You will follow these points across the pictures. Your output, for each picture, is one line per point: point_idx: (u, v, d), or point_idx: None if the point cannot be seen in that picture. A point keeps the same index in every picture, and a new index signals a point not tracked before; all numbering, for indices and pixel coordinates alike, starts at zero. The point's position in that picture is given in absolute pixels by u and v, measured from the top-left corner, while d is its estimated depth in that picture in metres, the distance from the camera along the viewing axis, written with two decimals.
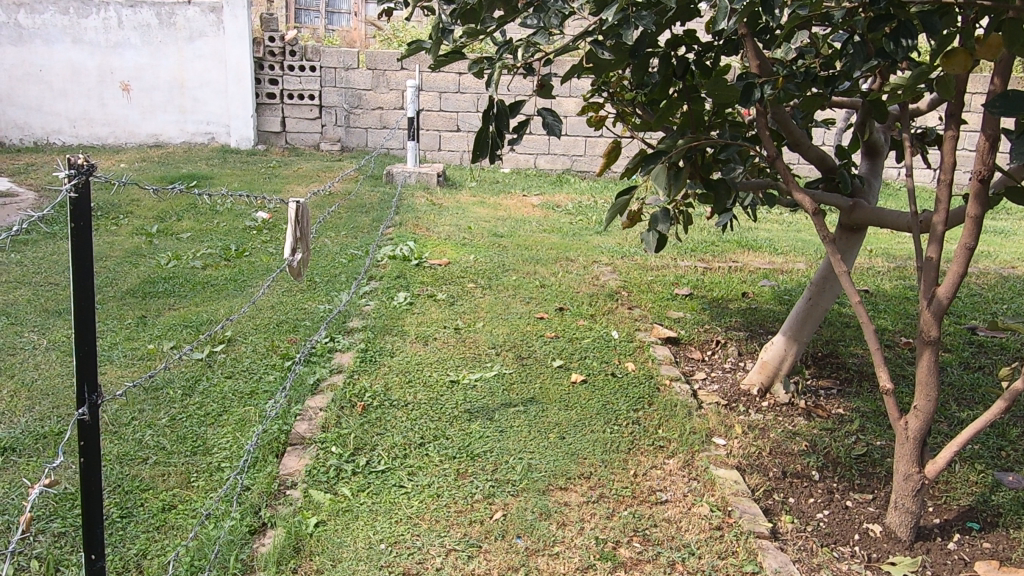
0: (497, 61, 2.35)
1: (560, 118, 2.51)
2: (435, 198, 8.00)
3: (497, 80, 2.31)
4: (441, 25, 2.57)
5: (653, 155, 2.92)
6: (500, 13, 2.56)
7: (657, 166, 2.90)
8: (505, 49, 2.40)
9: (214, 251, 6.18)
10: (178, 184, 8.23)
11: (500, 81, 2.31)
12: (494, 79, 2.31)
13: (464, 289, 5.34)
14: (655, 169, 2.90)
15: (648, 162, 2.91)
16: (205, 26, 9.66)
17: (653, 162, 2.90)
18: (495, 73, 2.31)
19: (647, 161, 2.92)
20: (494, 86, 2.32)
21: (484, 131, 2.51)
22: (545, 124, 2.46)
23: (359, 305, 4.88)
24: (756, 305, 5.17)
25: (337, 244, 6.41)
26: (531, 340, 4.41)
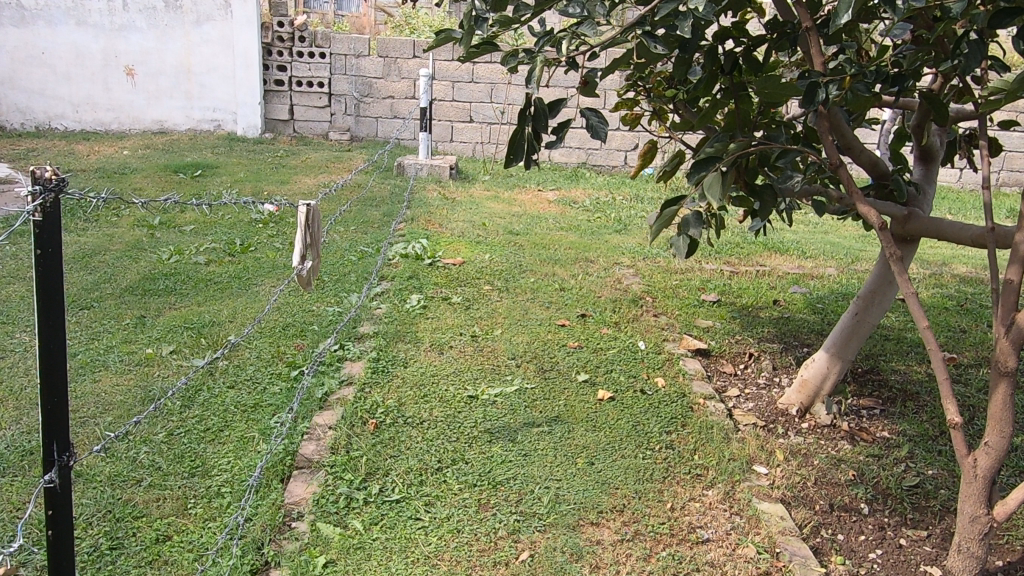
0: (538, 55, 2.07)
1: (605, 119, 2.24)
2: (448, 192, 7.73)
3: (538, 76, 2.03)
4: (474, 13, 2.30)
5: (702, 161, 2.64)
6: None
7: (706, 174, 2.62)
8: (546, 41, 2.12)
9: (217, 245, 5.92)
10: (183, 172, 7.98)
11: (542, 76, 2.03)
12: (535, 74, 2.04)
13: (479, 291, 5.07)
14: (704, 176, 2.62)
15: (696, 169, 2.62)
16: (212, 10, 9.38)
17: (702, 170, 2.62)
18: (536, 67, 2.03)
19: (694, 167, 2.63)
20: (534, 82, 2.04)
21: (520, 132, 2.24)
22: (589, 126, 2.19)
23: (370, 308, 4.61)
24: (789, 314, 4.89)
25: (346, 241, 6.15)
26: (553, 350, 4.14)
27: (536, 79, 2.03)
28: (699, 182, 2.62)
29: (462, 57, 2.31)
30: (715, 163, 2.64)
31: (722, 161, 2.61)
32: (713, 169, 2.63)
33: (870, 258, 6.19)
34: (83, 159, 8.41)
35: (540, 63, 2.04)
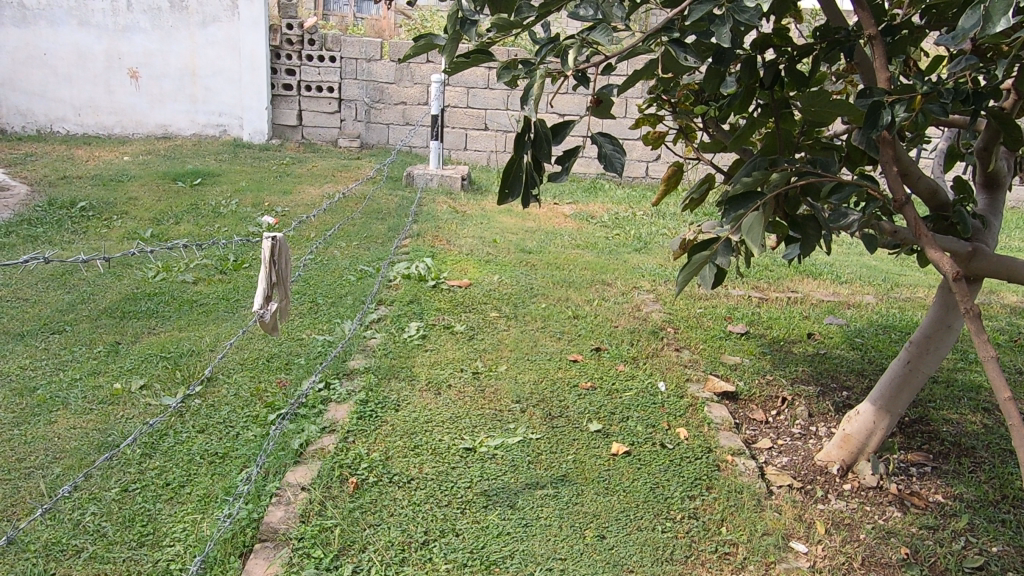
0: (535, 71, 1.65)
1: (621, 146, 1.82)
2: (458, 204, 7.33)
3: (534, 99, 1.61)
4: (461, 15, 1.88)
5: (737, 199, 2.19)
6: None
7: (743, 213, 2.18)
8: (550, 50, 1.70)
9: (209, 261, 5.56)
10: (182, 181, 7.63)
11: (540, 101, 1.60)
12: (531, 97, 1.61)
13: (485, 318, 4.66)
14: (741, 215, 2.18)
15: (731, 208, 2.19)
16: (218, 11, 9.05)
17: (738, 209, 2.18)
18: (535, 90, 1.61)
19: (728, 206, 2.19)
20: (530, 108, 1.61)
21: (516, 161, 1.81)
22: (601, 157, 1.77)
23: (364, 339, 4.21)
24: (824, 350, 4.44)
25: (347, 258, 5.76)
26: (562, 391, 3.72)
27: (533, 104, 1.60)
28: (735, 223, 2.18)
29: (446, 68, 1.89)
30: (756, 200, 2.19)
31: (764, 198, 2.17)
32: (753, 207, 2.19)
33: (912, 283, 5.72)
34: (81, 165, 8.08)
35: (537, 83, 1.62)
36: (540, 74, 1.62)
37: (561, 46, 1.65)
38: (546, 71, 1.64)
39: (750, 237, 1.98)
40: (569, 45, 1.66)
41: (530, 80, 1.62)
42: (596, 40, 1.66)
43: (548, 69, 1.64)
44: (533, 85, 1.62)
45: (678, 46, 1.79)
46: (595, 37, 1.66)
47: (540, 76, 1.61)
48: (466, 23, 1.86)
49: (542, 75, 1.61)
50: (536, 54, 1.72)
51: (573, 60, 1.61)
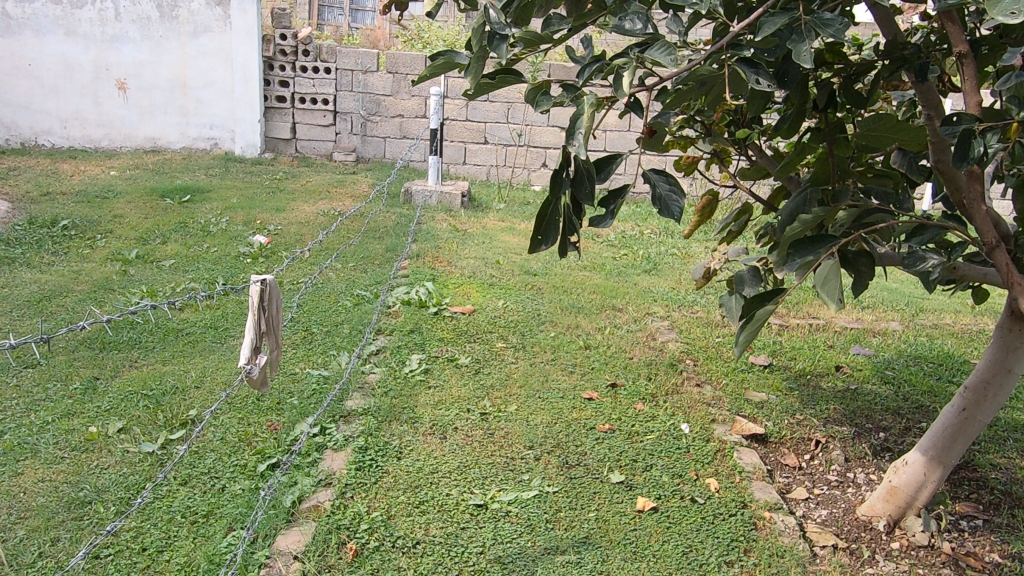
0: (581, 97, 1.36)
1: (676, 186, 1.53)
2: (459, 223, 7.04)
3: (580, 132, 1.31)
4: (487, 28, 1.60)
5: (807, 242, 1.89)
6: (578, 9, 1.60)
7: (813, 258, 1.88)
8: (597, 70, 1.42)
9: (197, 285, 5.27)
10: (170, 198, 7.30)
11: (590, 135, 1.30)
12: (579, 131, 1.31)
13: (491, 349, 4.36)
14: (810, 261, 1.89)
15: (799, 253, 1.89)
16: (211, 20, 8.78)
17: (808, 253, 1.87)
18: (584, 121, 1.31)
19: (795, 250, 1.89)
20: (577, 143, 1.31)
21: (552, 204, 1.53)
22: (656, 200, 1.48)
23: (362, 375, 3.91)
24: (855, 385, 4.15)
25: (343, 281, 5.46)
26: (578, 435, 3.42)
27: (582, 138, 1.31)
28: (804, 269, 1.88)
29: (468, 90, 1.60)
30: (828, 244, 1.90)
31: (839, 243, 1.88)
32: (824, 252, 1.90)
33: (937, 308, 5.43)
34: (66, 180, 7.76)
35: (585, 112, 1.32)
36: (589, 101, 1.33)
37: (611, 66, 1.35)
38: (595, 97, 1.34)
39: (827, 292, 1.65)
40: (619, 67, 1.37)
41: (578, 110, 1.32)
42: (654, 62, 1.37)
43: (597, 95, 1.34)
44: (581, 113, 1.32)
45: (749, 65, 1.52)
46: (652, 55, 1.37)
47: (590, 103, 1.32)
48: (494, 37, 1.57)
49: (592, 103, 1.32)
50: (579, 77, 1.44)
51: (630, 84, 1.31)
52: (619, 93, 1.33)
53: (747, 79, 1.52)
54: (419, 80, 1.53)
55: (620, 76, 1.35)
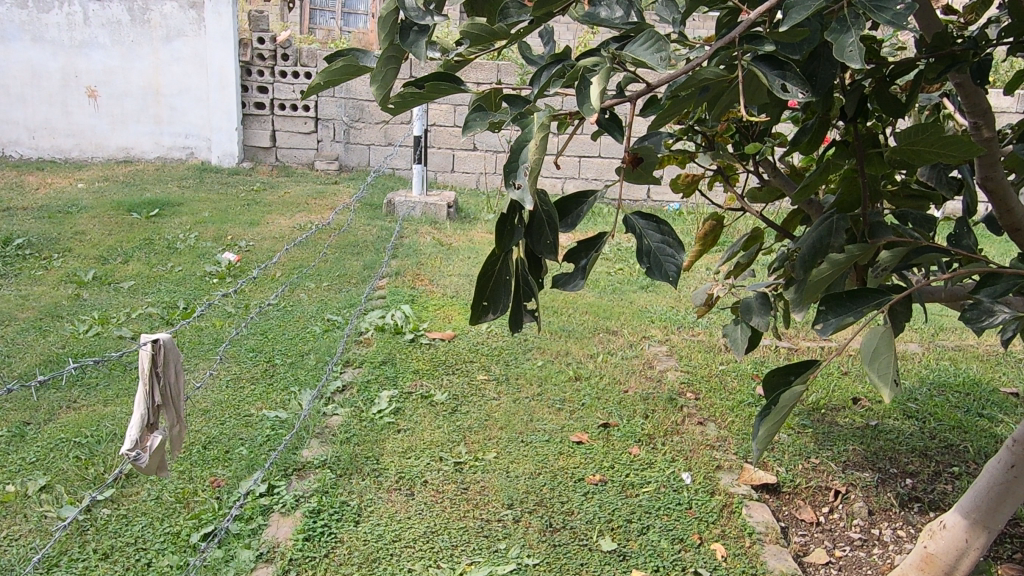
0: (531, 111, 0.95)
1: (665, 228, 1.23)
2: (443, 236, 6.62)
3: (526, 164, 0.91)
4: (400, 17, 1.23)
5: (844, 297, 1.50)
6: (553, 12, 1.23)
7: (854, 319, 1.48)
8: (555, 76, 1.00)
9: (154, 311, 4.85)
10: (137, 212, 6.87)
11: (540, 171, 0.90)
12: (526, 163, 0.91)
13: (471, 383, 3.93)
14: (850, 321, 1.48)
15: (837, 310, 1.50)
16: (184, 24, 8.35)
17: (847, 312, 1.48)
18: (531, 151, 0.91)
19: (830, 309, 1.50)
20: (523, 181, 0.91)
21: (499, 260, 1.11)
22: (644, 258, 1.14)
23: (323, 419, 3.49)
24: (875, 421, 3.72)
25: (315, 303, 5.04)
26: (565, 491, 2.99)
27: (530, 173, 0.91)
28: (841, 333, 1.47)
29: (380, 105, 1.21)
30: (875, 301, 1.52)
31: (889, 299, 1.49)
32: (869, 309, 1.50)
33: (957, 327, 5.01)
34: (29, 194, 7.34)
35: (534, 133, 0.92)
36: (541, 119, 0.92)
37: (572, 69, 0.94)
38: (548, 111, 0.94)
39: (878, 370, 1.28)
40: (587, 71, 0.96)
41: (526, 132, 0.92)
42: (635, 60, 0.95)
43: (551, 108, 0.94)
44: (529, 136, 0.92)
45: (771, 65, 1.10)
46: (633, 52, 0.95)
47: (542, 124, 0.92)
48: (408, 33, 1.16)
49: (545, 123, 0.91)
50: (534, 83, 1.03)
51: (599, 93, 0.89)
52: (580, 105, 0.91)
53: (768, 86, 1.10)
54: (306, 93, 1.14)
55: (584, 80, 0.93)
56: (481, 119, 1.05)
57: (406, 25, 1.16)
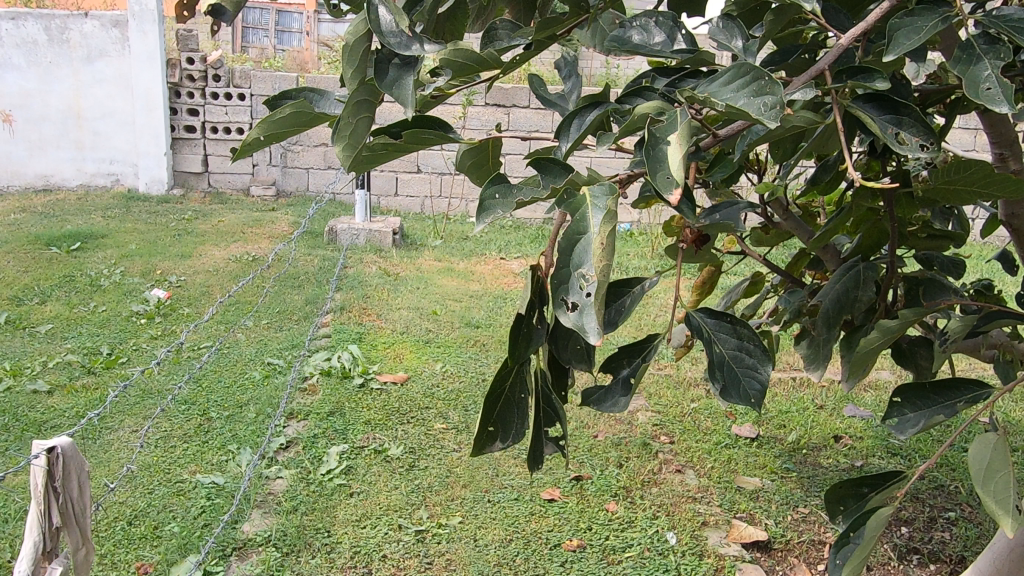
0: (579, 205, 0.89)
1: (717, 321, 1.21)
2: (390, 265, 6.28)
3: (578, 276, 0.88)
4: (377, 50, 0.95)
5: (928, 391, 1.49)
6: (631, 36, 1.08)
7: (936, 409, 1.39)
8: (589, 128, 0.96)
9: (75, 359, 4.41)
10: (56, 246, 6.37)
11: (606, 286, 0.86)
12: (579, 276, 0.88)
13: (428, 433, 3.60)
14: None
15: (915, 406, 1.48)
16: (107, 44, 7.87)
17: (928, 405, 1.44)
18: (589, 265, 0.87)
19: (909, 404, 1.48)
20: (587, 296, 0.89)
21: (502, 382, 1.02)
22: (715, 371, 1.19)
23: (266, 484, 3.12)
24: (860, 461, 3.51)
25: (253, 345, 4.63)
26: (540, 563, 2.69)
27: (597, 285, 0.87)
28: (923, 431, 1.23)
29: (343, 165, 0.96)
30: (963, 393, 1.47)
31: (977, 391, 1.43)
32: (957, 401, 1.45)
33: None
34: None
35: (589, 242, 0.87)
36: (592, 226, 0.87)
37: (644, 131, 0.85)
38: (605, 210, 0.88)
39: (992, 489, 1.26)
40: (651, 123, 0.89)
41: (574, 239, 0.88)
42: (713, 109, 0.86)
43: (608, 206, 0.88)
44: (585, 245, 0.87)
45: (881, 110, 1.04)
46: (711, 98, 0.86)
47: (596, 232, 0.87)
48: (388, 69, 0.92)
49: (600, 234, 0.87)
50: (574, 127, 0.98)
51: (681, 164, 0.82)
52: (654, 177, 0.84)
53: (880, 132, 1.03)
54: (240, 149, 0.93)
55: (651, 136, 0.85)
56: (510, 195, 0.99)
57: (381, 59, 0.91)
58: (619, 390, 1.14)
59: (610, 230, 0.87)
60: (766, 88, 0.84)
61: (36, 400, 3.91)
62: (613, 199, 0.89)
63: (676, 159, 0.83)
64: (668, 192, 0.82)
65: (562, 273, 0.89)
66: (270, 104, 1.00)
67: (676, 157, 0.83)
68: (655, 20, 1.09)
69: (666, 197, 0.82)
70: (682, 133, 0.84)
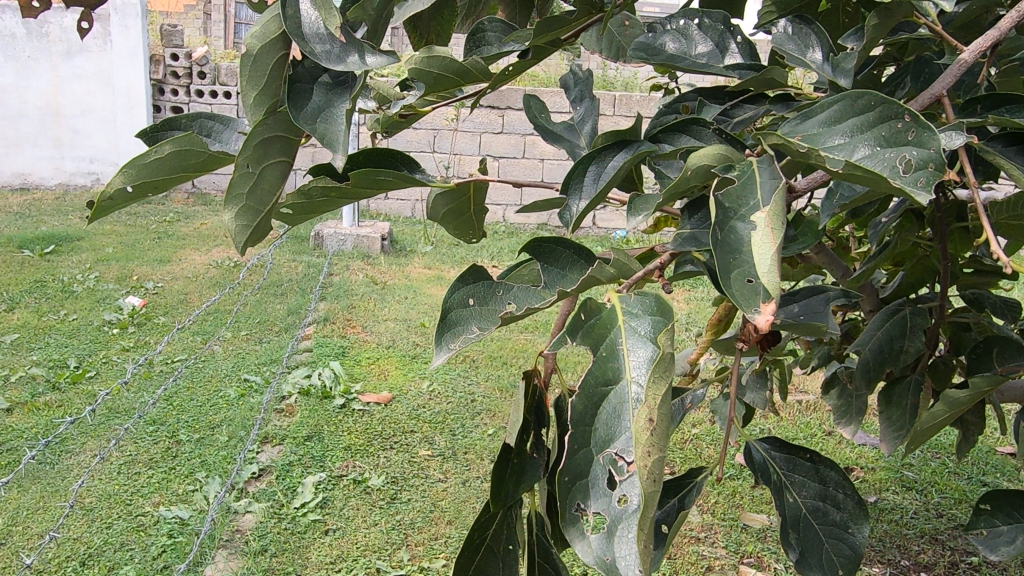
0: (618, 360, 0.74)
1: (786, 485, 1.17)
2: (378, 272, 6.03)
3: (605, 461, 0.71)
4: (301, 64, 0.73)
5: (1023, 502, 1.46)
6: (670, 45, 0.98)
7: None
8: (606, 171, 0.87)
9: (39, 372, 4.15)
10: (28, 249, 6.11)
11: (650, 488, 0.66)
12: (607, 463, 0.71)
13: (411, 461, 3.36)
14: None
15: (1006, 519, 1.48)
16: (88, 38, 7.60)
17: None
18: (625, 440, 0.70)
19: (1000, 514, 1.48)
20: (617, 498, 0.69)
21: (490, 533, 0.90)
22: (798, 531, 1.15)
23: (234, 520, 2.88)
24: (874, 496, 3.28)
25: (230, 359, 4.37)
26: None
27: (634, 480, 0.69)
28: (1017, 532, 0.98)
29: (232, 237, 0.80)
30: None
31: None
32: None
33: None
34: None
35: (627, 402, 0.71)
36: (629, 378, 0.72)
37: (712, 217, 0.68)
38: (649, 362, 0.72)
39: None
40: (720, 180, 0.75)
41: (602, 397, 0.73)
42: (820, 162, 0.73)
43: (653, 354, 0.72)
44: (622, 411, 0.71)
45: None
46: (821, 152, 0.72)
47: (640, 395, 0.71)
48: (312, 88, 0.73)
49: (641, 395, 0.71)
50: (610, 168, 0.87)
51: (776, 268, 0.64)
52: (729, 289, 0.67)
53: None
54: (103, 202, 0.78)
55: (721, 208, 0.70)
56: (490, 315, 0.85)
57: (301, 79, 0.72)
58: (655, 539, 1.06)
59: (658, 395, 0.69)
60: (906, 136, 0.70)
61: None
62: (663, 337, 0.72)
63: (766, 261, 0.65)
64: (751, 305, 0.66)
65: (582, 457, 0.72)
66: (146, 136, 0.82)
67: (766, 249, 0.66)
68: (695, 22, 1.00)
69: (747, 313, 0.66)
70: (773, 212, 0.68)
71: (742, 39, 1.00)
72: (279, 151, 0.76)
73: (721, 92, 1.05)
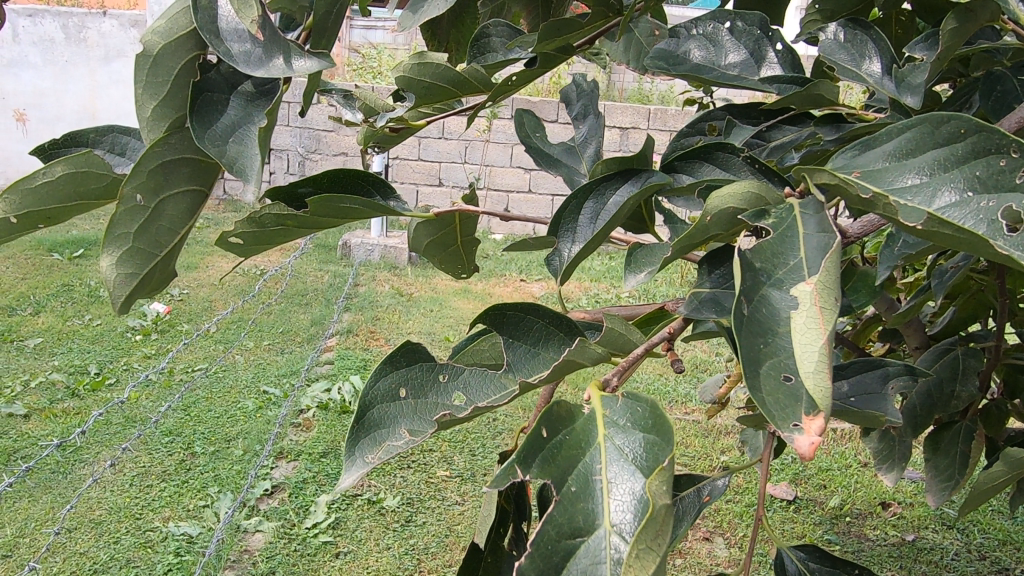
0: (593, 500, 0.61)
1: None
2: (404, 283, 5.95)
3: None
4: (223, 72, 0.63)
5: None
6: (697, 53, 0.89)
7: None
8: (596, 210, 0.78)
9: (58, 378, 4.11)
10: (58, 252, 6.12)
11: None
12: None
13: (428, 482, 3.26)
14: None
15: None
16: (125, 44, 7.65)
17: None
18: None
19: None
20: None
21: None
22: None
23: (242, 540, 2.82)
24: (912, 535, 3.12)
25: (250, 369, 4.30)
26: None
27: None
28: None
29: (109, 287, 0.65)
30: None
31: None
32: None
33: None
34: None
35: (604, 562, 0.58)
36: (607, 525, 0.59)
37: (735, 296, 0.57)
38: (636, 512, 0.59)
39: None
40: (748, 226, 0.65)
41: (569, 554, 0.59)
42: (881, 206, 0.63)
43: (641, 502, 0.59)
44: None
45: None
46: (893, 201, 0.60)
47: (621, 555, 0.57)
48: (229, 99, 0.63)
49: (621, 558, 0.57)
50: (611, 206, 0.78)
51: (828, 367, 0.51)
52: (760, 398, 0.53)
53: None
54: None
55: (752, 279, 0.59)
56: (424, 415, 0.72)
57: (214, 88, 0.62)
58: None
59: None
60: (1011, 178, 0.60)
61: (11, 426, 3.62)
62: (654, 483, 0.58)
63: (809, 357, 0.52)
64: (790, 417, 0.53)
65: None
66: (41, 154, 0.71)
67: (809, 342, 0.53)
68: (727, 26, 0.90)
69: (782, 430, 0.52)
70: (826, 280, 0.56)
71: (782, 46, 0.90)
72: (182, 163, 0.64)
73: (756, 110, 0.97)
